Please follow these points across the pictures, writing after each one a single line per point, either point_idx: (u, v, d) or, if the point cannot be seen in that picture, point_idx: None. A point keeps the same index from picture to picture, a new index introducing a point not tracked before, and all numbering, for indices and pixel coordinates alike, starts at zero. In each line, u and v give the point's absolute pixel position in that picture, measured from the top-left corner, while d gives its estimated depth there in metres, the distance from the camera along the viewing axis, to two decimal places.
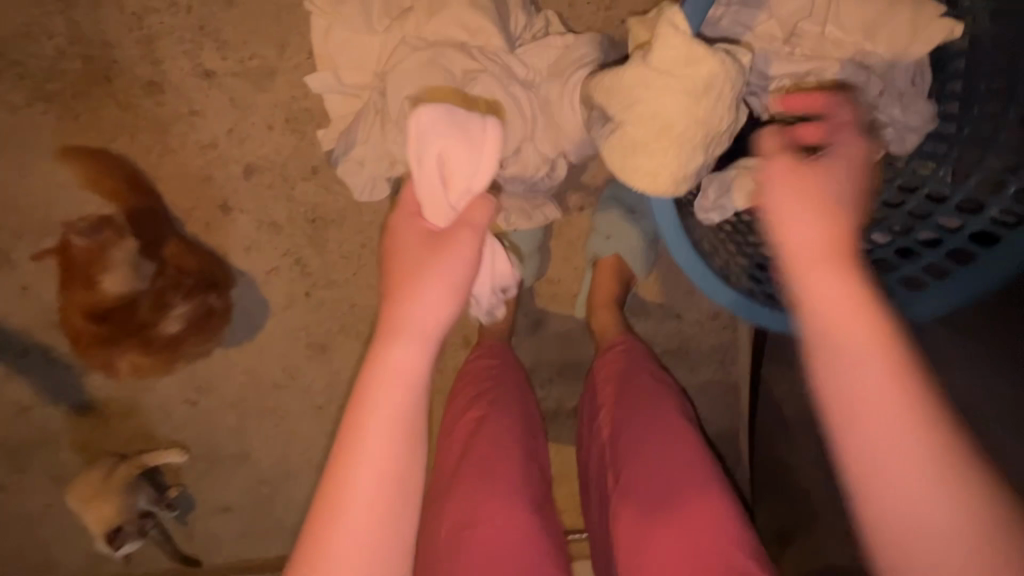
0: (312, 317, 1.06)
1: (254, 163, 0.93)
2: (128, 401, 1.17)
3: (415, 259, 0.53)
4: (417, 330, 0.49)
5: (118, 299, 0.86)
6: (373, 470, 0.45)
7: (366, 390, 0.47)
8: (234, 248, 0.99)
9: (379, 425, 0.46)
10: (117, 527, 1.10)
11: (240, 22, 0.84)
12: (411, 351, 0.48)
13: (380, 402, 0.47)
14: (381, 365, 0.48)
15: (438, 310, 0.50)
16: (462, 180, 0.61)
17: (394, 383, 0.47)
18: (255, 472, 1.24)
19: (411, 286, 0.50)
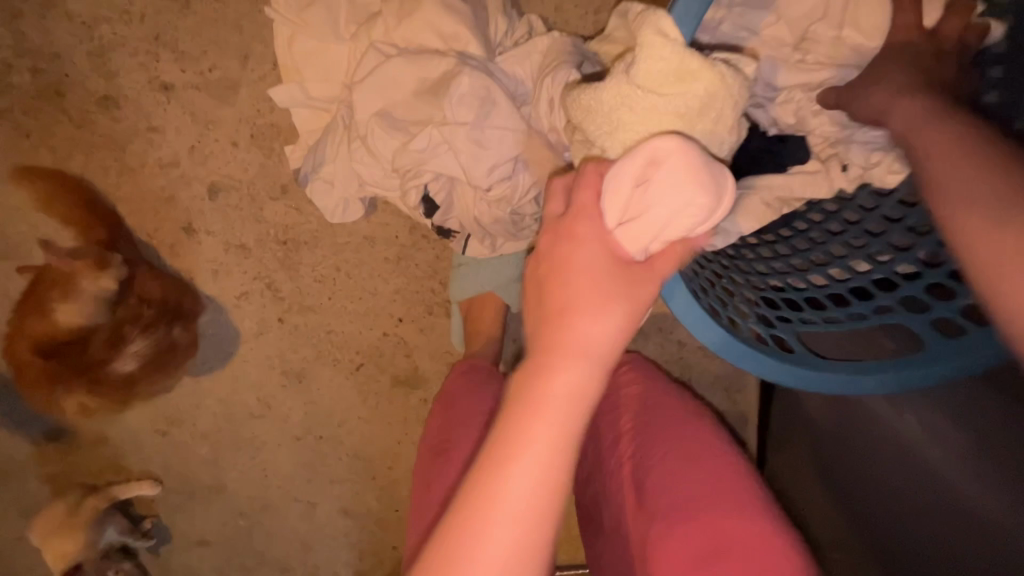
0: (287, 344, 0.99)
1: (218, 182, 0.86)
2: (97, 431, 1.10)
3: (585, 269, 0.40)
4: (581, 348, 0.38)
5: (72, 331, 0.80)
6: (520, 504, 0.36)
7: (522, 417, 0.37)
8: (201, 272, 0.93)
9: (532, 456, 0.37)
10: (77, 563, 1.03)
11: (198, 31, 0.78)
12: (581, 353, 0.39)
13: (539, 424, 0.37)
14: (542, 381, 0.38)
15: (611, 330, 0.39)
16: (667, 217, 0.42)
17: (556, 407, 0.38)
18: (232, 504, 1.17)
19: (581, 297, 0.39)
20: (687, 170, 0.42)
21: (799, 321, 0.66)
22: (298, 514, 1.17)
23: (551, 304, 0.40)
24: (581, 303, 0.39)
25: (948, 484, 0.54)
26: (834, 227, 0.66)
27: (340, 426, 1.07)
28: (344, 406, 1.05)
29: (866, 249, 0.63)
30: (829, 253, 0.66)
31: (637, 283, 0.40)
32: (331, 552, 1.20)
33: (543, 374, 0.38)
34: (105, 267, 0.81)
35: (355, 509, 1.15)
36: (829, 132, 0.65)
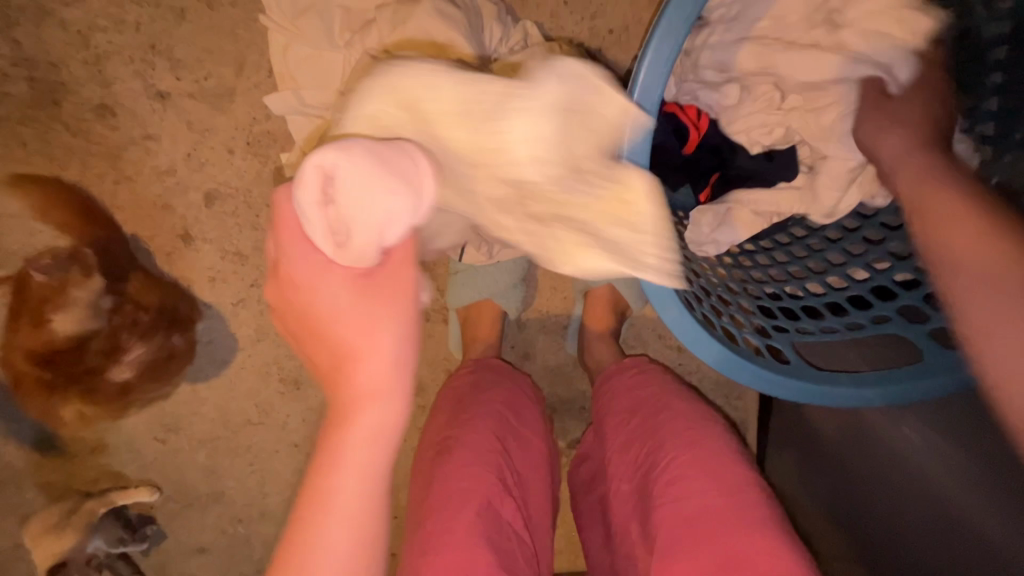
0: (284, 352, 0.99)
1: (215, 190, 0.86)
2: (95, 439, 1.10)
3: (345, 318, 0.43)
4: (370, 388, 0.43)
5: (66, 340, 0.79)
6: (343, 511, 0.42)
7: (326, 457, 0.43)
8: (198, 280, 0.93)
9: (345, 487, 0.42)
10: (61, 560, 1.03)
11: (194, 39, 0.78)
12: (377, 407, 0.43)
13: (341, 463, 0.42)
14: (343, 426, 0.43)
15: (387, 346, 0.43)
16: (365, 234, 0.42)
17: (359, 445, 0.43)
18: (230, 511, 1.17)
19: (365, 346, 0.43)
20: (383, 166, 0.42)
21: (795, 330, 0.65)
22: None
23: (331, 353, 0.44)
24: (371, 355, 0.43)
25: (945, 496, 0.54)
26: (832, 234, 0.68)
27: None
28: None
29: (864, 258, 0.65)
30: (824, 262, 0.67)
31: (384, 305, 0.44)
32: None
33: (341, 418, 0.43)
34: (94, 277, 0.81)
35: None
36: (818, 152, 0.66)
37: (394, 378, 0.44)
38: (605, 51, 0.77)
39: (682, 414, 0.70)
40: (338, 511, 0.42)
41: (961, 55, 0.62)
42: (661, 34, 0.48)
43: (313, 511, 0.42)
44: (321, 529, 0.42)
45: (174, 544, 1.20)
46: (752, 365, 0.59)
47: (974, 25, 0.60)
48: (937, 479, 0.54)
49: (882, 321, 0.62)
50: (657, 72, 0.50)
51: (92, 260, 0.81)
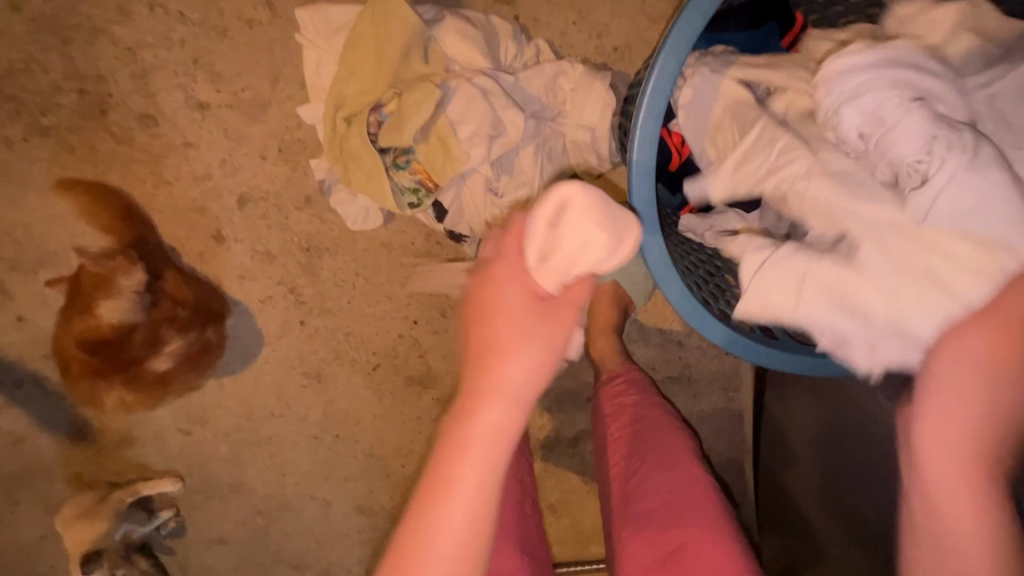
0: (307, 347, 1.05)
1: (247, 193, 0.93)
2: (123, 431, 1.15)
3: (505, 315, 0.47)
4: (506, 391, 0.45)
5: (110, 328, 0.86)
6: (467, 505, 0.44)
7: (450, 451, 0.45)
8: (228, 278, 0.99)
9: (466, 476, 0.44)
10: (96, 548, 1.09)
11: (234, 55, 0.85)
12: (509, 413, 0.45)
13: (467, 458, 0.44)
14: (467, 419, 0.45)
15: (530, 362, 0.46)
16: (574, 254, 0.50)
17: (481, 442, 0.45)
18: (250, 502, 1.21)
19: (507, 345, 0.46)
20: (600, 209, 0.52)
21: None
22: (313, 513, 1.21)
23: (479, 341, 0.47)
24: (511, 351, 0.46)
25: None
26: None
27: (355, 425, 1.12)
28: (360, 406, 1.10)
29: None
30: None
31: (556, 318, 0.48)
32: (345, 550, 1.24)
33: (468, 415, 0.45)
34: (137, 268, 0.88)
35: (369, 508, 1.20)
36: None
37: (536, 388, 0.46)
38: (610, 67, 0.84)
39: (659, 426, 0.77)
40: (457, 503, 0.44)
41: None
42: (667, 51, 0.56)
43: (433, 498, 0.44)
44: (438, 514, 0.44)
45: (195, 535, 1.24)
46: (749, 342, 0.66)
47: None
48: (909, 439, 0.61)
49: None
50: (666, 79, 0.57)
51: (137, 251, 0.89)
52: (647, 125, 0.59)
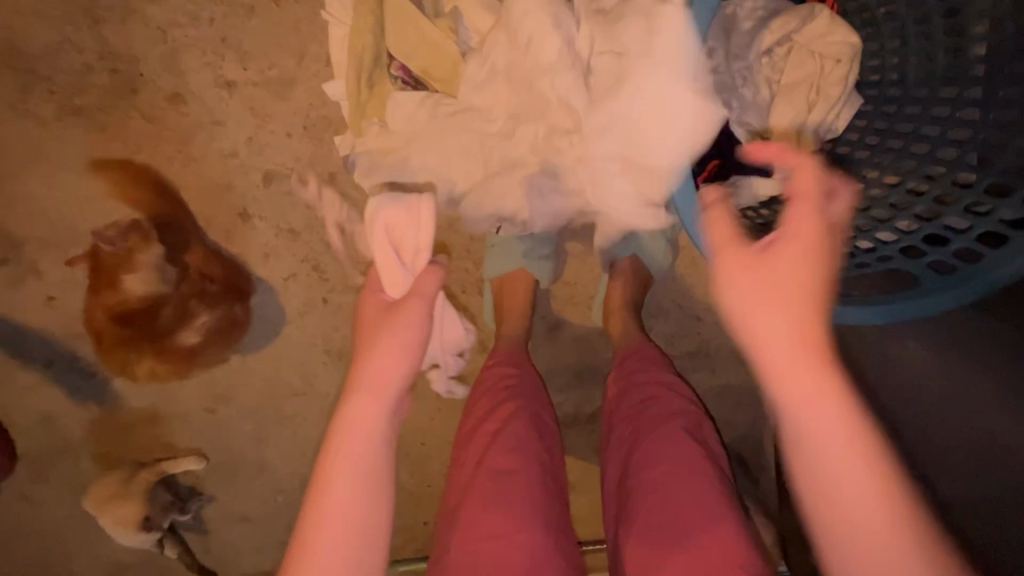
0: (330, 324, 1.06)
1: (273, 171, 0.95)
2: (149, 410, 1.18)
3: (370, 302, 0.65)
4: (375, 385, 0.57)
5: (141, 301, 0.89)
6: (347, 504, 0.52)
7: (337, 432, 0.56)
8: (253, 255, 1.01)
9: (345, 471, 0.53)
10: (146, 517, 1.14)
11: (260, 33, 0.87)
12: (372, 403, 0.56)
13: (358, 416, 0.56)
14: (344, 416, 0.56)
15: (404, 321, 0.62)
16: (412, 246, 0.77)
17: (359, 442, 0.55)
18: (272, 481, 1.24)
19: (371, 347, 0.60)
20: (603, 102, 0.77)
21: None
22: None
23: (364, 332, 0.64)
24: (377, 359, 0.59)
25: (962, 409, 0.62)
26: None
27: None
28: None
29: (871, 212, 0.74)
30: None
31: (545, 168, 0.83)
32: None
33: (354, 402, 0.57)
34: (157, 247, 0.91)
35: None
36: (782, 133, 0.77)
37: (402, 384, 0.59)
38: None
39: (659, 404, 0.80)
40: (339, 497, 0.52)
41: (945, 31, 0.69)
42: None
43: (321, 477, 0.53)
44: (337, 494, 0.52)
45: (218, 514, 1.27)
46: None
47: (959, 4, 0.67)
48: (948, 394, 0.64)
49: (888, 261, 0.70)
50: None
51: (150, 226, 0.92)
52: None
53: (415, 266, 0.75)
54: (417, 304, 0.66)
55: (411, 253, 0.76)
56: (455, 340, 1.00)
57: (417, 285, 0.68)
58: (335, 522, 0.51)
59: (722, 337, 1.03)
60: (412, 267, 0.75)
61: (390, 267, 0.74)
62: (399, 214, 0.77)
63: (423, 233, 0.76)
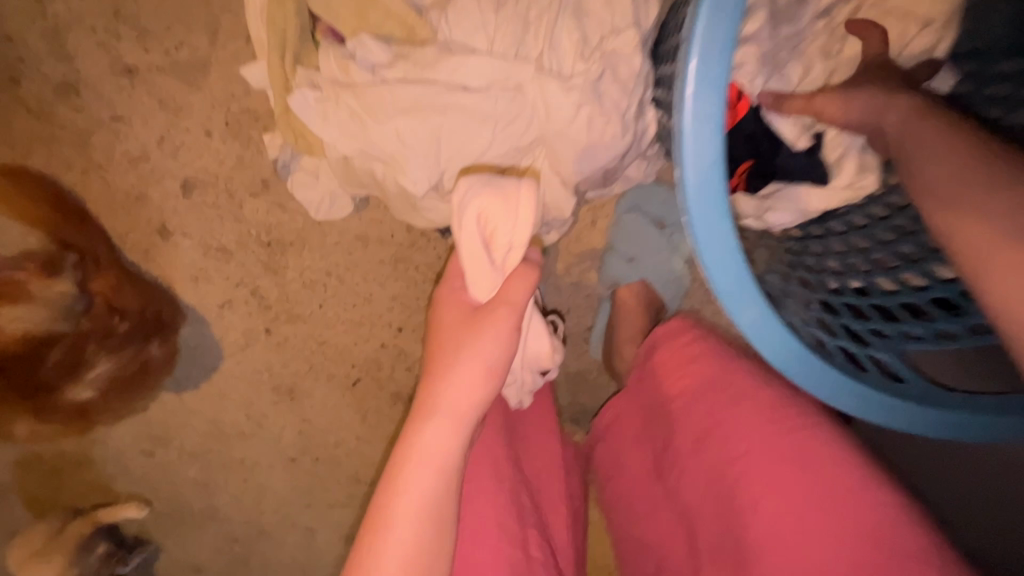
0: (276, 358, 0.89)
1: (192, 177, 0.77)
2: (81, 453, 1.03)
3: (451, 315, 0.53)
4: (454, 410, 0.49)
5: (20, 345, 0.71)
6: (418, 513, 0.46)
7: (404, 458, 0.48)
8: (180, 279, 0.84)
9: (409, 503, 0.46)
10: None
11: (162, 4, 0.69)
12: (451, 429, 0.48)
13: (435, 418, 0.49)
14: (413, 441, 0.48)
15: (505, 333, 0.51)
16: (505, 239, 0.51)
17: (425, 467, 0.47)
18: (226, 529, 1.09)
19: (449, 359, 0.50)
20: (381, 113, 0.51)
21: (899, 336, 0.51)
22: (297, 540, 1.08)
23: (439, 330, 0.54)
24: (456, 377, 0.50)
25: None
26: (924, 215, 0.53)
27: (337, 447, 0.97)
28: (341, 425, 0.94)
29: None
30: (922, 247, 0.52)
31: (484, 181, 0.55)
32: None
33: (423, 416, 0.49)
34: (62, 273, 0.74)
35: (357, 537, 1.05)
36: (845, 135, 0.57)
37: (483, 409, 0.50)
38: None
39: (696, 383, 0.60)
40: (405, 505, 0.46)
41: None
42: None
43: (385, 501, 0.47)
44: (402, 494, 0.46)
45: (169, 564, 1.13)
46: (855, 386, 0.45)
47: None
48: None
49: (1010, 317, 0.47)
50: None
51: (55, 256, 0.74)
52: (704, 75, 0.36)
53: (507, 267, 0.52)
54: (506, 317, 0.51)
55: (503, 251, 0.52)
56: (541, 355, 0.66)
57: (505, 291, 0.52)
58: (398, 563, 0.44)
59: None
60: (502, 267, 0.53)
61: (476, 266, 0.52)
62: (476, 203, 0.51)
63: (521, 223, 0.51)
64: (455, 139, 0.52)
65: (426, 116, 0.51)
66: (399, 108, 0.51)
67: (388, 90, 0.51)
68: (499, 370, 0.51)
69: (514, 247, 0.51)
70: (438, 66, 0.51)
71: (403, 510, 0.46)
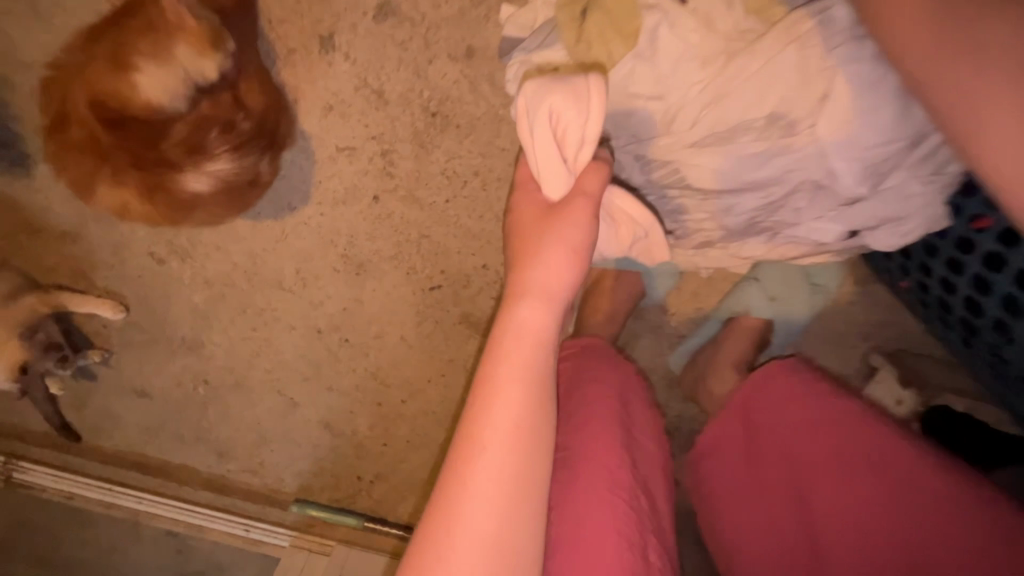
0: (366, 228, 0.81)
1: (394, 4, 0.68)
2: (70, 226, 0.87)
3: (522, 226, 0.52)
4: (542, 291, 0.48)
5: (145, 112, 0.60)
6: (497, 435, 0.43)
7: (498, 341, 0.46)
8: (311, 101, 0.73)
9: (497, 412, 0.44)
10: (24, 366, 0.85)
11: None
12: (543, 312, 0.47)
13: (523, 302, 0.47)
14: (506, 325, 0.47)
15: (572, 240, 0.49)
16: (577, 138, 0.51)
17: (514, 380, 0.44)
18: (199, 368, 0.99)
19: (534, 248, 0.49)
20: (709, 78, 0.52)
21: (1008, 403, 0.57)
22: (272, 407, 1.01)
23: (521, 244, 0.51)
24: (537, 265, 0.48)
25: None
26: None
27: (374, 339, 0.91)
28: (391, 320, 0.89)
29: None
30: None
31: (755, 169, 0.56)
32: (286, 457, 1.05)
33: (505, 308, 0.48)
34: (227, 48, 0.61)
35: (337, 428, 1.01)
36: (713, 232, 0.62)
37: (552, 298, 0.48)
38: None
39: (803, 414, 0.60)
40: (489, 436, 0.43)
41: None
42: None
43: (472, 431, 0.43)
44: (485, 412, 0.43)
45: (115, 376, 1.01)
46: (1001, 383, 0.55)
47: None
48: None
49: None
50: None
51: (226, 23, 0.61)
52: None
53: (577, 166, 0.51)
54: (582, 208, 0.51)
55: (575, 148, 0.51)
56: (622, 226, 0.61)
57: (580, 182, 0.51)
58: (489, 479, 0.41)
59: None
60: (574, 167, 0.52)
61: (547, 163, 0.51)
62: (552, 106, 0.51)
63: (593, 118, 0.50)
64: (769, 116, 0.51)
65: (752, 86, 0.50)
66: (729, 72, 0.51)
67: (755, 62, 0.50)
68: (580, 253, 0.50)
69: (586, 142, 0.51)
70: (818, 75, 0.48)
71: (496, 427, 0.43)
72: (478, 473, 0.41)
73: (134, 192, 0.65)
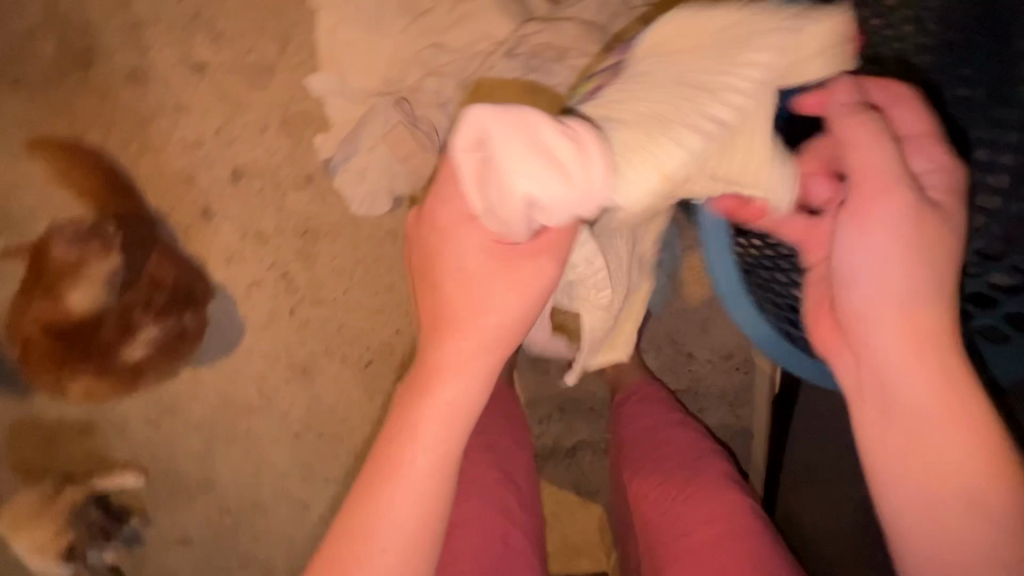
0: (295, 337, 0.97)
1: (242, 166, 0.86)
2: (82, 421, 1.06)
3: (474, 271, 0.49)
4: (486, 335, 0.50)
5: (80, 317, 0.81)
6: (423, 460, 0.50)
7: (434, 373, 0.50)
8: (213, 258, 0.90)
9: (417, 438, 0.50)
10: (69, 545, 1.03)
11: (239, 16, 0.82)
12: (477, 357, 0.50)
13: (457, 340, 0.50)
14: (437, 363, 0.50)
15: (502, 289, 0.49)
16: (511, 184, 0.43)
17: (436, 413, 0.50)
18: (218, 501, 1.13)
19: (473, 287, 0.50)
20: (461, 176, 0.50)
21: None
22: (288, 513, 1.14)
23: (448, 280, 0.50)
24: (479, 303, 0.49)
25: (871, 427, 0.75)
26: None
27: (341, 424, 1.04)
28: (347, 404, 1.02)
29: None
30: None
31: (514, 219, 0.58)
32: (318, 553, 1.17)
33: (442, 338, 0.50)
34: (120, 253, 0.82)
35: None
36: None
37: (496, 340, 0.50)
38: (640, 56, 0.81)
39: (680, 453, 0.76)
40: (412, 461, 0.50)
41: None
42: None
43: (399, 456, 0.50)
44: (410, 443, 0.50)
45: (156, 534, 1.16)
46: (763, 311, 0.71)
47: None
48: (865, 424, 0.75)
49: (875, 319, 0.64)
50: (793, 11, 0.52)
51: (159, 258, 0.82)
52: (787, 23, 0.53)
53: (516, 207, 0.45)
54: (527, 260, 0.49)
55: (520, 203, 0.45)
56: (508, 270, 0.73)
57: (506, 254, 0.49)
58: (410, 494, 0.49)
59: (716, 381, 0.98)
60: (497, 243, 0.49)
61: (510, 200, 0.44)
62: (523, 152, 0.41)
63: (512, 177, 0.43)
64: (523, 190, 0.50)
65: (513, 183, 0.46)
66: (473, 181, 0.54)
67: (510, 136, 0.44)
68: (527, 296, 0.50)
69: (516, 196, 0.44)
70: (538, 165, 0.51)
71: (405, 486, 0.50)
72: (385, 514, 0.49)
73: (93, 374, 0.85)
